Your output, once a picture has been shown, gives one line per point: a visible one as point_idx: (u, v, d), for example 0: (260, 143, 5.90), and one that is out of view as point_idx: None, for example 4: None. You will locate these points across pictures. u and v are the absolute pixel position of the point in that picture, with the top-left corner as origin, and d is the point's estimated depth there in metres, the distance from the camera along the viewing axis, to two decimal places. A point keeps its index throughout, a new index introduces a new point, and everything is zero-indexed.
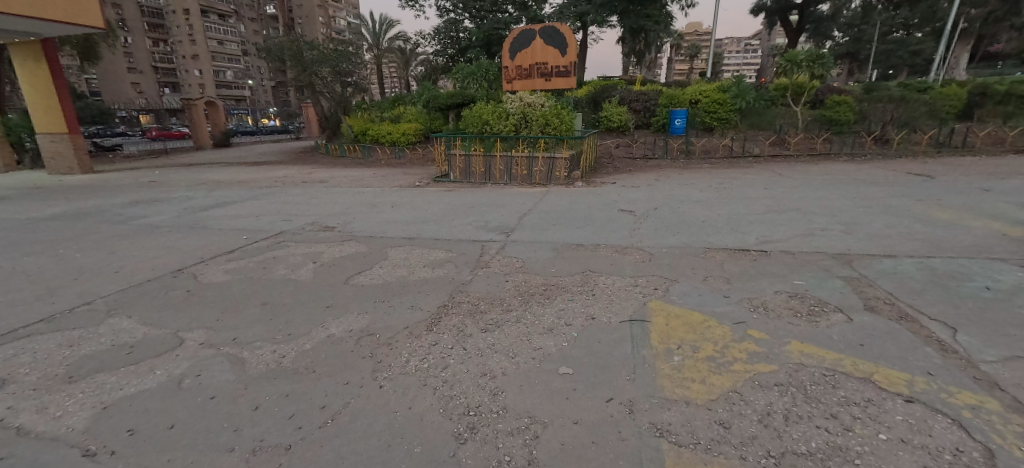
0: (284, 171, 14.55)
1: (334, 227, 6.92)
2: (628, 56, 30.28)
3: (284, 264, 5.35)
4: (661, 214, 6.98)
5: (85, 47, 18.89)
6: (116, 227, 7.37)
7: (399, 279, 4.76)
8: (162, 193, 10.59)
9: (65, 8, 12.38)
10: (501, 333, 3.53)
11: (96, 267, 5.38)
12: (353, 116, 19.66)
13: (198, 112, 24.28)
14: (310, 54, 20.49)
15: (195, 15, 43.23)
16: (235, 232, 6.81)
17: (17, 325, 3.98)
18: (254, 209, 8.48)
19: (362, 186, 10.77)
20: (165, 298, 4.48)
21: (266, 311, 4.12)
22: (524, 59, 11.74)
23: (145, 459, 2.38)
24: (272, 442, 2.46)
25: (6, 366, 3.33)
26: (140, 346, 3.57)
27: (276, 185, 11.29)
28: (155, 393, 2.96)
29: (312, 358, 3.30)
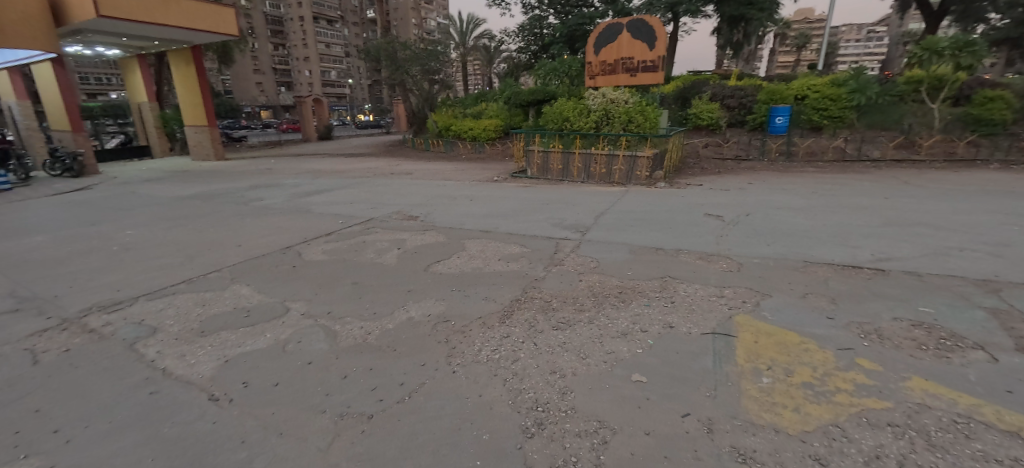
0: (375, 163, 15.71)
1: (418, 217, 7.33)
2: (723, 49, 28.12)
3: (373, 248, 5.80)
4: (753, 220, 6.41)
5: (223, 52, 22.00)
6: (239, 207, 8.52)
7: (475, 270, 4.92)
8: (276, 179, 12.02)
9: (210, 20, 14.50)
10: (572, 332, 3.51)
11: (223, 241, 6.27)
12: (438, 112, 20.58)
13: (307, 108, 27.06)
14: (403, 54, 21.89)
15: (307, 21, 48.27)
16: (333, 216, 7.52)
17: (165, 284, 4.78)
18: (349, 196, 9.30)
19: (444, 180, 11.28)
20: (275, 271, 5.09)
21: (356, 290, 4.51)
22: (609, 53, 11.41)
23: (254, 410, 2.73)
24: (357, 410, 2.69)
25: (156, 317, 4.02)
26: (255, 311, 4.10)
27: (368, 175, 12.25)
28: (265, 353, 3.38)
29: (394, 337, 3.55)
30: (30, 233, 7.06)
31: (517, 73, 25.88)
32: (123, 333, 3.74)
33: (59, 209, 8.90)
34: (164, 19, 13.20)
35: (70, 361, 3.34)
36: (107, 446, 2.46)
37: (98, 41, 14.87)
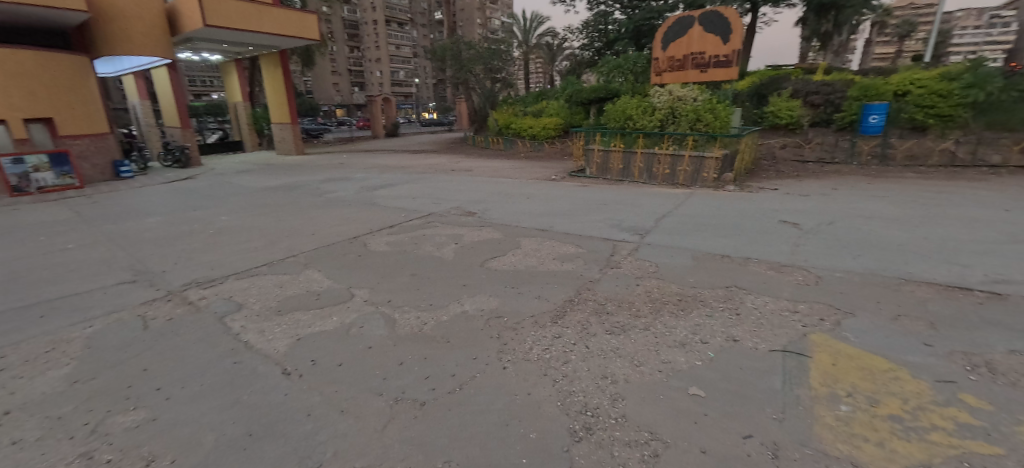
0: (437, 160, 16.26)
1: (475, 213, 7.49)
2: (809, 41, 25.62)
3: (432, 242, 6.01)
4: (836, 230, 5.83)
5: (305, 55, 23.86)
6: (315, 198, 9.22)
7: (529, 268, 4.94)
8: (347, 173, 12.84)
9: (297, 25, 15.73)
10: (626, 337, 3.40)
11: (300, 229, 6.82)
12: (499, 110, 20.85)
13: (377, 107, 28.61)
14: (468, 54, 22.45)
15: (380, 24, 50.92)
16: (396, 210, 7.89)
17: (250, 265, 5.30)
18: (412, 191, 9.71)
19: (502, 177, 11.41)
20: (342, 259, 5.45)
21: (415, 281, 4.71)
22: (678, 48, 10.91)
23: (320, 387, 2.95)
24: (411, 396, 2.81)
25: (241, 295, 4.46)
26: (323, 295, 4.42)
27: (430, 172, 12.72)
28: (331, 334, 3.63)
29: (448, 329, 3.66)
30: (145, 216, 8.12)
31: (579, 71, 25.49)
32: (215, 307, 4.20)
33: (169, 195, 10.16)
34: (257, 26, 14.58)
35: (172, 329, 3.81)
36: (198, 407, 2.78)
37: (204, 47, 16.74)
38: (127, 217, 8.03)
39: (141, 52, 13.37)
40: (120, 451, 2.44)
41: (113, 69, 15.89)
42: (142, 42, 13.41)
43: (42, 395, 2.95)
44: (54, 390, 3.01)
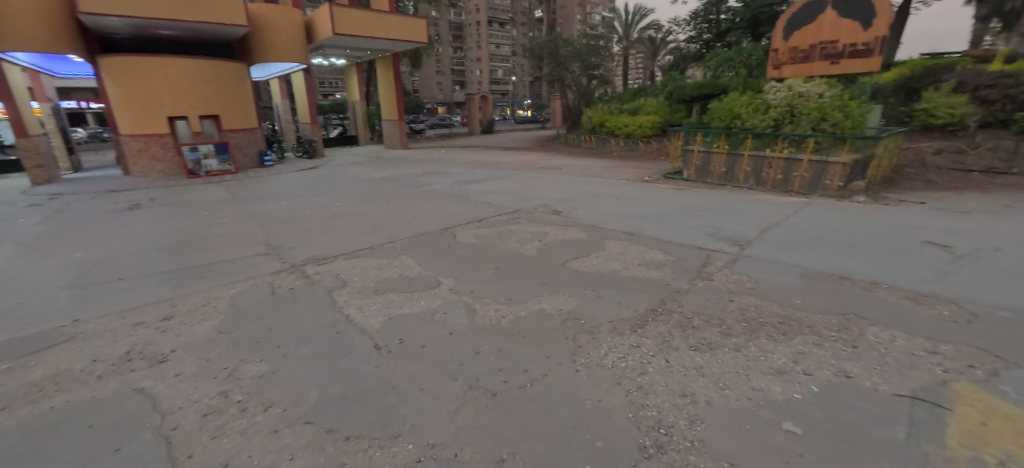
0: (527, 157, 16.50)
1: (561, 212, 7.49)
2: (986, 22, 20.89)
3: (516, 238, 6.14)
4: (1004, 258, 4.75)
5: (414, 56, 25.76)
6: (414, 190, 9.95)
7: (611, 272, 4.81)
8: (443, 168, 13.63)
9: (409, 31, 17.10)
10: (713, 357, 3.16)
11: (399, 217, 7.43)
12: (593, 107, 20.42)
13: (475, 105, 29.90)
14: (565, 51, 22.18)
15: (483, 25, 52.93)
16: (485, 205, 8.20)
17: (355, 247, 5.91)
18: (501, 187, 10.00)
19: (591, 177, 11.21)
20: (433, 248, 5.83)
21: (497, 274, 4.86)
22: (803, 38, 9.69)
23: (405, 364, 3.21)
24: (484, 386, 2.92)
25: (347, 273, 5.01)
26: (414, 280, 4.77)
27: (520, 169, 12.97)
28: (419, 317, 3.92)
29: (524, 325, 3.73)
30: (278, 198, 9.49)
31: (683, 65, 23.83)
32: (325, 282, 4.78)
33: (297, 182, 11.73)
34: (377, 32, 16.07)
35: (291, 297, 4.41)
36: (306, 367, 3.20)
37: (332, 53, 18.91)
38: (265, 199, 9.44)
39: (285, 58, 15.63)
40: (246, 395, 2.92)
41: (262, 73, 18.69)
42: (285, 50, 15.63)
43: (196, 340, 3.63)
44: (204, 337, 3.69)
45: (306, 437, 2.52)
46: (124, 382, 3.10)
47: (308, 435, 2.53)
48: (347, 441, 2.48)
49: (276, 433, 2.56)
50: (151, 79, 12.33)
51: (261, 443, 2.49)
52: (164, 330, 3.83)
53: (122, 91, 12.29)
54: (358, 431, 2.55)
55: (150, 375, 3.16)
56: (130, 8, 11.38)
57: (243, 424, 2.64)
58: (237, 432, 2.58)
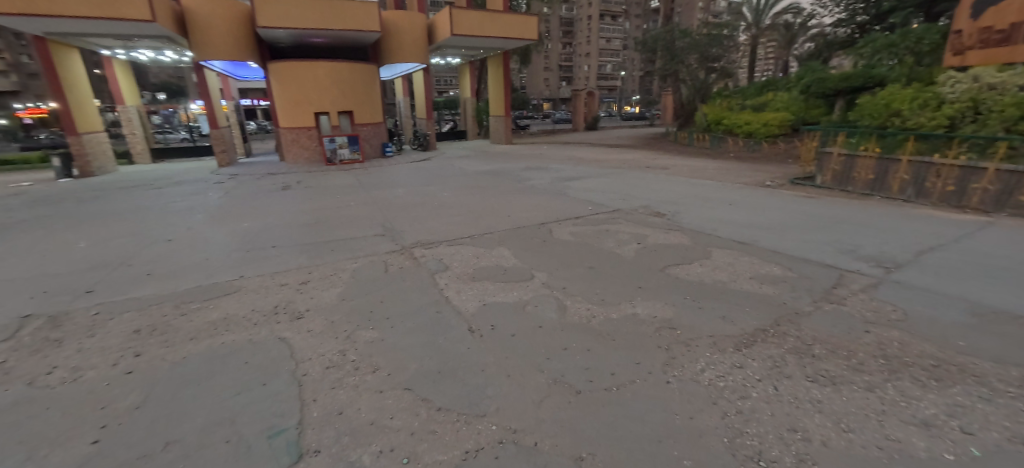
0: (632, 155, 15.89)
1: (664, 215, 7.11)
2: None
3: (614, 238, 5.99)
4: None
5: (524, 53, 26.34)
6: (515, 184, 10.26)
7: (716, 283, 4.45)
8: (545, 164, 13.80)
9: (521, 28, 17.51)
10: (835, 392, 2.76)
11: (499, 210, 7.73)
12: (710, 103, 18.82)
13: (581, 101, 29.59)
14: (682, 42, 20.48)
15: (594, 19, 51.72)
16: (584, 202, 8.13)
17: (458, 235, 6.32)
18: (602, 185, 9.82)
19: (702, 179, 10.40)
20: (529, 242, 5.97)
21: (591, 273, 4.81)
22: (999, 16, 7.88)
23: (495, 350, 3.37)
24: (568, 382, 2.94)
25: (449, 258, 5.40)
26: (509, 271, 4.95)
27: (624, 167, 12.57)
28: (510, 307, 4.06)
29: (615, 327, 3.65)
30: (395, 186, 10.52)
31: (828, 54, 20.41)
32: (430, 265, 5.20)
33: (412, 172, 12.85)
34: (492, 32, 16.79)
35: (400, 275, 4.90)
36: (409, 339, 3.54)
37: (449, 53, 20.20)
38: (385, 187, 10.54)
39: (408, 58, 17.12)
40: (360, 356, 3.34)
41: (389, 73, 20.75)
42: (409, 51, 17.10)
43: (324, 303, 4.24)
44: (331, 302, 4.29)
45: (405, 402, 2.80)
46: (271, 330, 3.76)
47: (406, 400, 2.82)
48: (439, 411, 2.70)
49: (381, 393, 2.89)
50: (304, 80, 14.48)
51: (368, 400, 2.83)
52: (302, 291, 4.54)
53: (282, 91, 14.65)
54: (449, 405, 2.76)
55: (289, 328, 3.79)
56: (291, 21, 13.58)
57: (355, 381, 3.03)
58: (351, 387, 2.97)
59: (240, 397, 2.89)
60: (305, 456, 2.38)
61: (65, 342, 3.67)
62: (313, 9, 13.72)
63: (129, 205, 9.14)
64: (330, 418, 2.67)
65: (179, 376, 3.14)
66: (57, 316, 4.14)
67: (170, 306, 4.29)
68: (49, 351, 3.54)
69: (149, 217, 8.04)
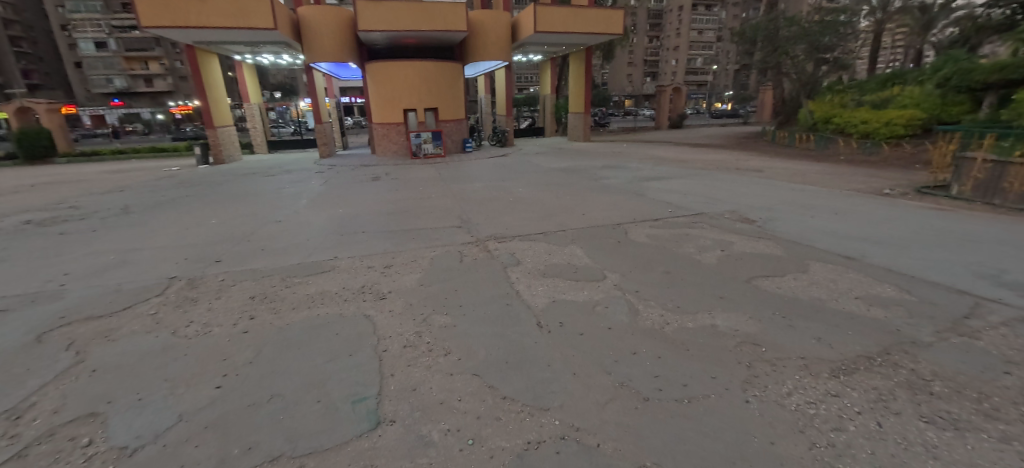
0: (721, 156, 14.84)
1: (754, 221, 6.57)
2: None
3: (694, 243, 5.67)
4: None
5: (607, 49, 25.66)
6: (591, 182, 10.10)
7: (812, 300, 4.02)
8: (623, 162, 13.38)
9: (606, 22, 17.01)
10: (958, 439, 2.36)
11: (573, 208, 7.68)
12: (818, 99, 16.79)
13: (666, 97, 28.12)
14: (787, 32, 18.14)
15: (686, 10, 48.59)
16: (664, 204, 7.77)
17: (531, 231, 6.40)
18: (684, 186, 9.31)
19: (802, 183, 9.40)
20: (603, 242, 5.86)
21: (667, 278, 4.61)
22: None
23: (562, 347, 3.38)
24: (636, 387, 2.87)
25: (521, 253, 5.49)
26: (581, 270, 4.92)
27: (710, 168, 11.78)
28: (580, 306, 4.04)
29: (690, 337, 3.47)
30: (473, 181, 10.91)
31: (977, 40, 17.08)
32: (503, 258, 5.34)
33: (489, 168, 13.22)
34: (575, 28, 16.65)
35: (474, 266, 5.09)
36: (479, 328, 3.68)
37: (532, 50, 20.33)
38: (464, 180, 10.97)
39: (491, 56, 17.53)
40: (434, 339, 3.54)
41: (473, 71, 21.46)
42: (493, 49, 17.51)
43: (404, 287, 4.55)
44: (410, 286, 4.59)
45: (472, 387, 2.93)
46: (358, 307, 4.14)
47: (474, 385, 2.94)
48: (504, 400, 2.78)
49: (451, 376, 3.05)
50: (396, 79, 15.52)
51: (440, 380, 3.01)
52: (385, 274, 4.91)
53: (377, 89, 15.84)
54: (514, 395, 2.83)
55: (374, 307, 4.13)
56: (386, 23, 14.61)
57: (429, 362, 3.23)
58: (424, 367, 3.17)
59: (330, 363, 3.23)
60: (382, 424, 2.60)
61: (199, 301, 4.36)
62: (406, 11, 14.63)
63: (250, 189, 10.55)
64: (405, 393, 2.88)
65: (282, 340, 3.59)
66: (193, 279, 4.94)
67: (278, 278, 4.89)
68: (187, 307, 4.24)
69: (265, 200, 9.21)
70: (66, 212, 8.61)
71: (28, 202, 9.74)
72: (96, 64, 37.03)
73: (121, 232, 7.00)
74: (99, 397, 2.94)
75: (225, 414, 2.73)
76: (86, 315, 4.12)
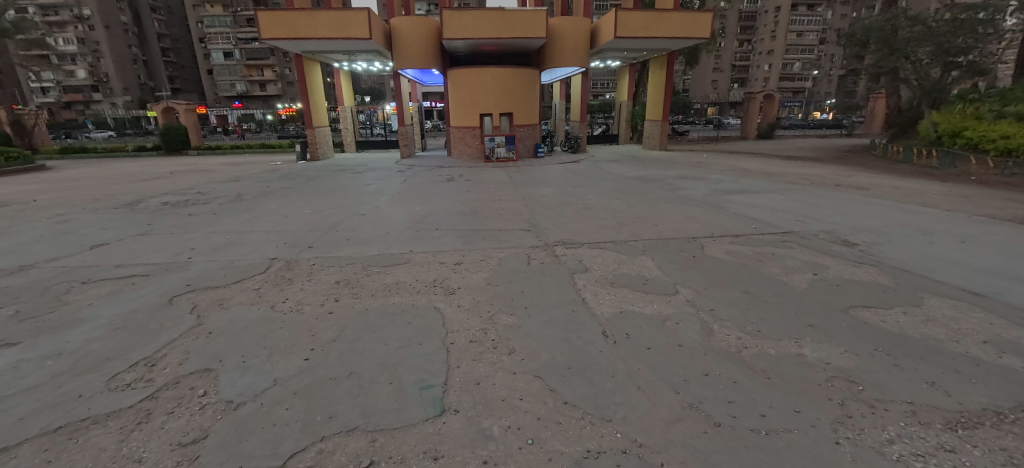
0: (817, 170, 13.46)
1: (855, 244, 5.89)
2: None
3: (781, 264, 5.21)
4: None
5: (692, 54, 24.47)
6: (666, 192, 9.69)
7: (925, 339, 3.51)
8: (703, 173, 12.67)
9: (692, 25, 16.19)
10: None
11: (646, 218, 7.43)
12: (945, 109, 14.68)
13: (755, 105, 26.10)
14: (908, 33, 15.65)
15: (784, 11, 44.81)
16: (747, 219, 7.24)
17: (601, 239, 6.29)
18: (772, 202, 8.59)
19: (919, 205, 8.22)
20: (677, 255, 5.60)
21: (747, 299, 4.29)
22: None
23: (626, 359, 3.28)
24: (707, 410, 2.70)
25: (589, 261, 5.43)
26: (651, 282, 4.74)
27: (804, 183, 10.75)
28: (648, 319, 3.90)
29: (772, 364, 3.20)
30: (543, 186, 10.97)
31: None
32: (570, 264, 5.31)
33: (560, 173, 13.21)
34: (657, 32, 16.08)
35: (541, 270, 5.12)
36: (544, 331, 3.70)
37: (610, 56, 19.96)
38: (534, 185, 11.07)
39: (568, 62, 17.54)
40: (499, 337, 3.62)
41: (549, 77, 21.60)
42: (570, 55, 17.51)
43: (473, 284, 4.70)
44: (479, 284, 4.73)
45: (534, 388, 2.95)
46: (429, 300, 4.35)
47: (536, 386, 2.97)
48: (565, 405, 2.77)
49: (513, 375, 3.10)
50: (475, 85, 16.09)
51: (502, 378, 3.07)
52: (455, 271, 5.11)
53: (457, 94, 16.55)
54: (576, 401, 2.81)
55: (444, 300, 4.32)
56: (469, 31, 15.24)
57: (493, 358, 3.31)
58: (488, 363, 3.25)
59: (403, 349, 3.44)
60: (446, 413, 2.71)
61: (293, 281, 4.86)
62: (488, 20, 15.14)
63: (340, 185, 11.54)
64: (469, 386, 2.97)
65: (362, 323, 3.88)
66: (290, 262, 5.51)
67: (359, 267, 5.30)
68: (284, 286, 4.75)
69: (352, 195, 10.02)
70: (195, 197, 10.06)
71: (168, 187, 11.53)
72: (224, 71, 42.80)
73: (235, 216, 8.02)
74: (214, 356, 3.40)
75: (311, 384, 3.02)
76: (206, 285, 4.78)
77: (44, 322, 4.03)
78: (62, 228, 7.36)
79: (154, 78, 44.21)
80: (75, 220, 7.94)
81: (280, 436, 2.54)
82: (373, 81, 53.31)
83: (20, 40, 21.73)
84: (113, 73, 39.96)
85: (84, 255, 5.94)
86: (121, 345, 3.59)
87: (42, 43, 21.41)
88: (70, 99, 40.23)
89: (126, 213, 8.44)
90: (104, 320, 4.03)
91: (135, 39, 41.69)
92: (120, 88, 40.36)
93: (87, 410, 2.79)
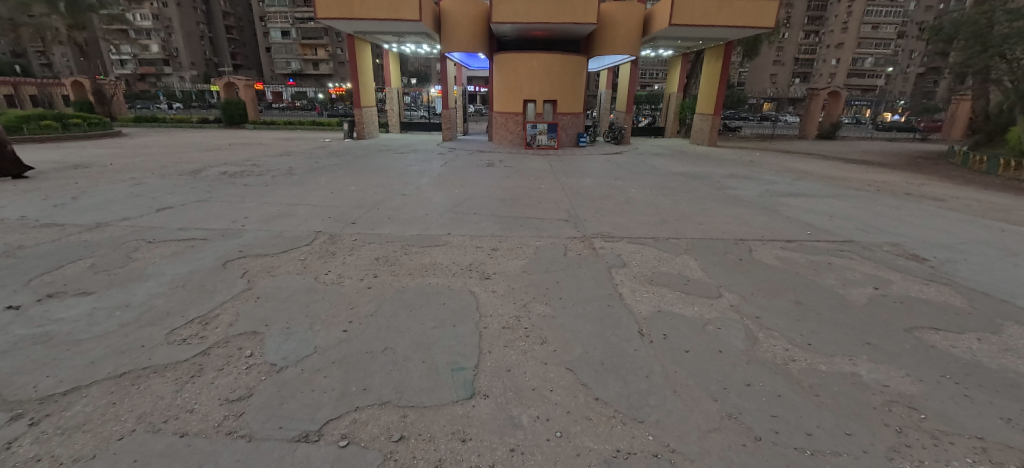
0: (885, 176, 12.44)
1: (925, 260, 5.42)
2: None
3: (840, 275, 4.87)
4: None
5: (751, 46, 23.01)
6: (714, 191, 9.24)
7: (1005, 372, 3.16)
8: (756, 173, 11.98)
9: (753, 14, 15.17)
10: None
11: (692, 216, 7.13)
12: None
13: (817, 102, 24.38)
14: (1006, 28, 13.87)
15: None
16: (804, 225, 6.80)
17: (642, 234, 6.12)
18: (833, 207, 8.02)
19: (1003, 221, 7.44)
20: (722, 257, 5.34)
21: (798, 309, 4.05)
22: None
23: (663, 361, 3.16)
24: (748, 422, 2.57)
25: (628, 256, 5.28)
26: (693, 283, 4.55)
27: (868, 189, 9.98)
28: (688, 322, 3.74)
29: (822, 382, 3.00)
30: (584, 176, 10.80)
31: None
32: (608, 258, 5.18)
33: (603, 164, 12.93)
34: (715, 20, 15.16)
35: (579, 262, 5.03)
36: (579, 324, 3.64)
37: (663, 45, 19.05)
38: (575, 175, 10.89)
39: (618, 50, 16.93)
40: (532, 325, 3.60)
41: (597, 65, 21.00)
42: (620, 42, 16.90)
43: (509, 271, 4.69)
44: (515, 271, 4.71)
45: (566, 380, 2.91)
46: (465, 283, 4.38)
47: (567, 379, 2.92)
48: (597, 401, 2.72)
49: (546, 365, 3.07)
50: (521, 71, 15.90)
51: (533, 367, 3.04)
52: (492, 256, 5.11)
53: (503, 80, 16.44)
54: (609, 398, 2.75)
55: (479, 285, 4.32)
56: (519, 14, 14.98)
57: (525, 347, 3.29)
58: (521, 351, 3.24)
59: (437, 330, 3.48)
60: (476, 397, 2.72)
61: (337, 255, 5.03)
62: (539, 3, 14.81)
63: (383, 164, 11.77)
64: (500, 372, 2.97)
65: (399, 300, 3.97)
66: (334, 236, 5.70)
67: (400, 245, 5.41)
68: (327, 259, 4.92)
69: (395, 175, 10.24)
70: (252, 168, 10.66)
71: (227, 158, 12.29)
72: (281, 49, 44.67)
73: (286, 189, 8.42)
74: (261, 321, 3.56)
75: (349, 355, 3.12)
76: (257, 252, 5.04)
77: (117, 275, 4.39)
78: (135, 190, 8.00)
79: (218, 54, 46.66)
80: (146, 184, 8.61)
81: (319, 402, 2.64)
82: (421, 63, 53.92)
83: (104, 15, 23.36)
84: (183, 48, 42.61)
85: (152, 216, 6.42)
86: (180, 302, 3.85)
87: (122, 17, 23.02)
88: (144, 71, 43.28)
89: (189, 180, 9.04)
90: (166, 278, 4.33)
91: (203, 16, 44.05)
92: (187, 63, 43.01)
93: (148, 360, 3.01)
